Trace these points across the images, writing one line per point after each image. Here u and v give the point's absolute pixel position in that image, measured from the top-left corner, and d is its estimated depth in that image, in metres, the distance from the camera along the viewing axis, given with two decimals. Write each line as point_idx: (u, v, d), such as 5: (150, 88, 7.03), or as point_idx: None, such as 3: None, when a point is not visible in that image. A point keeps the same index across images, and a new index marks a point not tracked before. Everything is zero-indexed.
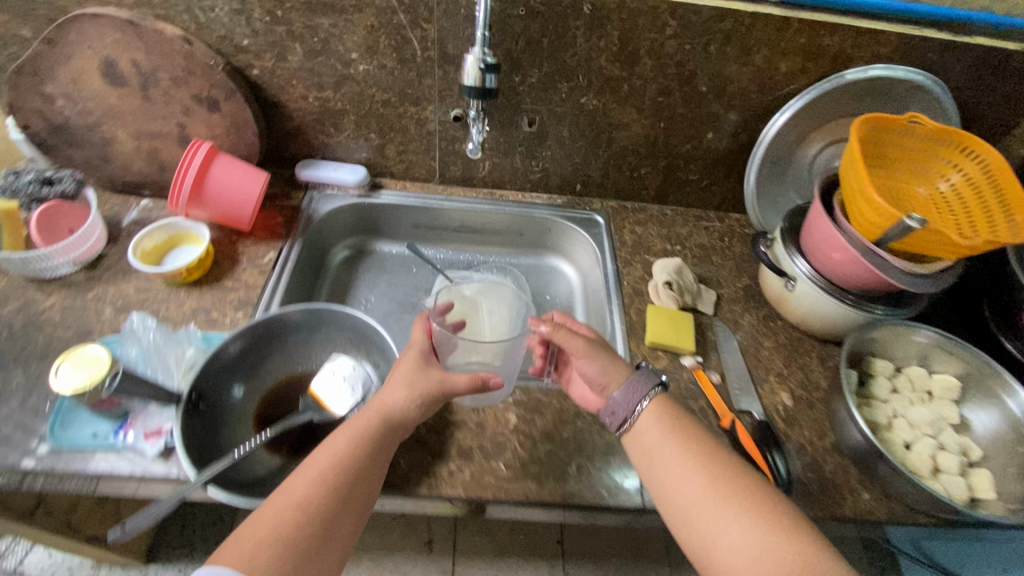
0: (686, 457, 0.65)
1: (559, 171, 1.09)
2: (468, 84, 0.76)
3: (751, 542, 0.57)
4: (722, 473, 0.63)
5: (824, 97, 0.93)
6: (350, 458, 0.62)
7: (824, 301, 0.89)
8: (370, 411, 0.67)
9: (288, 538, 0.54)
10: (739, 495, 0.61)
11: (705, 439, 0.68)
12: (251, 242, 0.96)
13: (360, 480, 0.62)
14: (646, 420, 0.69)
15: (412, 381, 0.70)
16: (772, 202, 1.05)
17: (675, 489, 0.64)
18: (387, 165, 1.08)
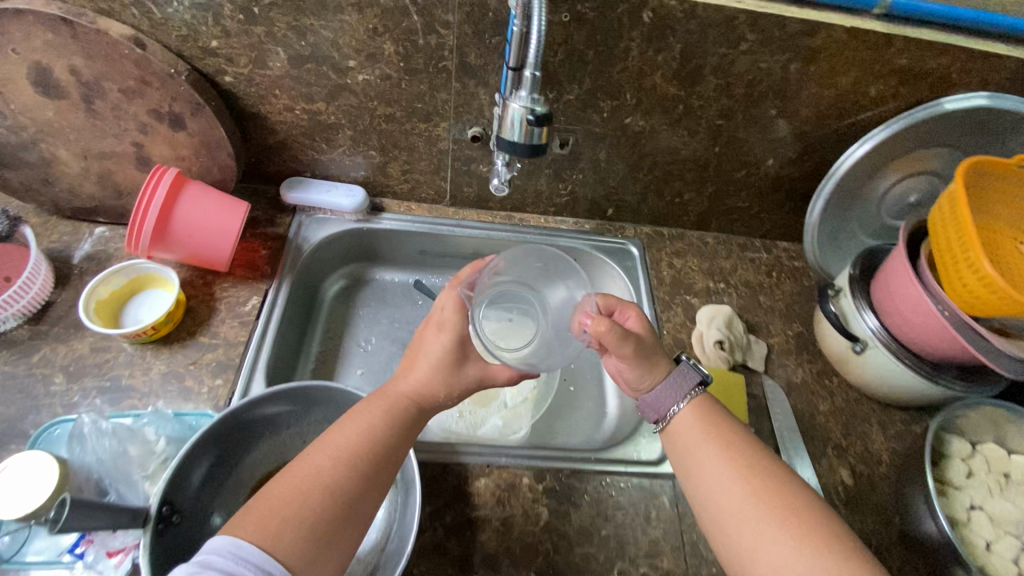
0: (724, 455, 0.60)
1: (590, 194, 0.94)
2: (510, 139, 0.57)
3: (789, 552, 0.51)
4: (758, 467, 0.58)
5: (914, 127, 0.78)
6: (362, 446, 0.57)
7: (898, 369, 0.78)
8: (400, 396, 0.63)
9: (297, 517, 0.50)
10: (777, 497, 0.55)
11: (739, 433, 0.62)
12: (231, 284, 0.81)
13: (374, 469, 0.57)
14: (683, 415, 0.64)
15: (445, 375, 0.66)
16: (833, 239, 0.92)
17: (708, 491, 0.59)
18: (389, 184, 0.91)
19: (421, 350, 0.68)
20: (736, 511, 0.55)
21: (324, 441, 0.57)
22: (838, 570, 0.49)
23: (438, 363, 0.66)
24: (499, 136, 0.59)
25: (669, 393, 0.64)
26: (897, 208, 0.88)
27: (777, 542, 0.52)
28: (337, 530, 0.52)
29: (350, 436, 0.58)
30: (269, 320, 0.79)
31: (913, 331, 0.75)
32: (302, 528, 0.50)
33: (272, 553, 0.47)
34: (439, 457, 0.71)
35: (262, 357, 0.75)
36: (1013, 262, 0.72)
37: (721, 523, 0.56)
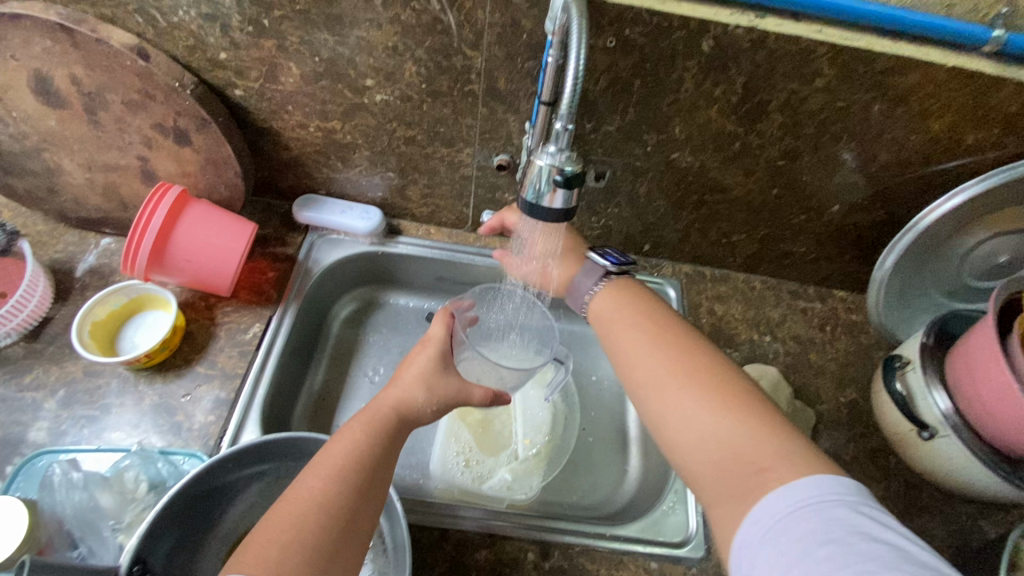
0: (639, 330, 0.62)
1: (625, 229, 0.85)
2: (527, 199, 0.47)
3: (703, 413, 0.52)
4: (673, 340, 0.59)
5: (1016, 183, 0.66)
6: (352, 459, 0.50)
7: (973, 465, 0.67)
8: (383, 405, 0.56)
9: (298, 542, 0.44)
10: (688, 360, 0.56)
11: (658, 308, 0.65)
12: (233, 308, 0.76)
13: (370, 479, 0.50)
14: (599, 300, 0.68)
15: (429, 381, 0.60)
16: (901, 296, 0.81)
17: (631, 364, 0.60)
18: (407, 207, 0.85)
19: (407, 364, 0.62)
20: (653, 383, 0.57)
21: (313, 464, 0.50)
22: (750, 424, 0.49)
23: (427, 372, 0.60)
24: (519, 192, 0.49)
25: (587, 277, 0.70)
26: (982, 270, 0.76)
27: (691, 410, 0.52)
28: (345, 542, 0.46)
29: (339, 449, 0.51)
30: (270, 353, 0.74)
31: (994, 423, 0.64)
32: (301, 556, 0.43)
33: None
34: (437, 517, 0.66)
35: (258, 394, 0.70)
36: None
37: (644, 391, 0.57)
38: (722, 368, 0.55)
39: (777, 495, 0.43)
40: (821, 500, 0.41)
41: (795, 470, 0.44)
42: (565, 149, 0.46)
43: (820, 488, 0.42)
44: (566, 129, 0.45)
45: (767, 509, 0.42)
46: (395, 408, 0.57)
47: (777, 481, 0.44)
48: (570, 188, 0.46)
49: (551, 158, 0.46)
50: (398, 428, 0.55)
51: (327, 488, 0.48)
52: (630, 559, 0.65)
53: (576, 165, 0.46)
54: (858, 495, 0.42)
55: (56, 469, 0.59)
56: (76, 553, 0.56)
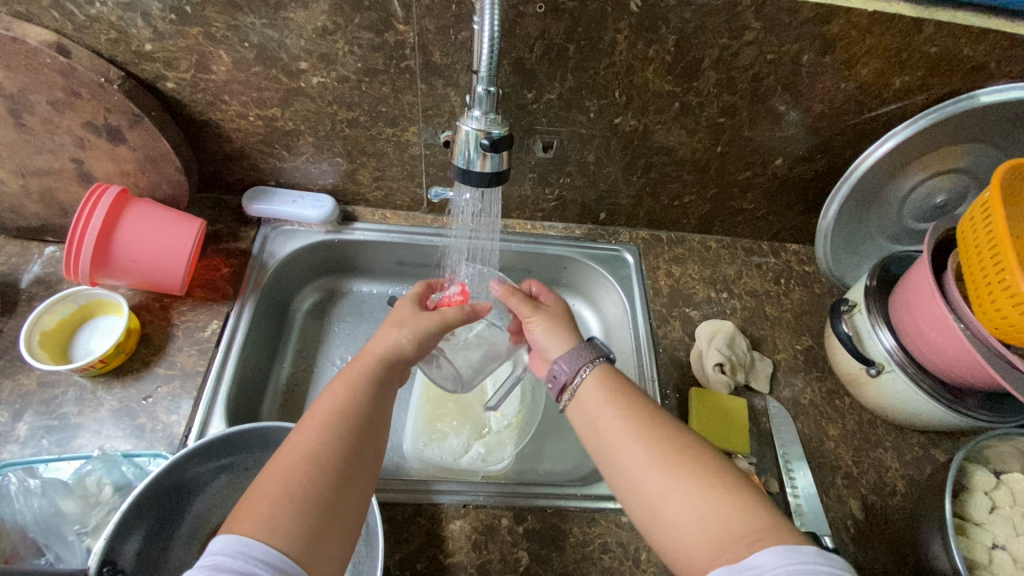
0: (618, 414, 0.56)
1: (579, 199, 0.86)
2: (459, 166, 0.48)
3: (693, 503, 0.47)
4: (656, 423, 0.55)
5: (943, 125, 0.69)
6: (342, 415, 0.52)
7: (916, 396, 0.71)
8: (369, 356, 0.59)
9: (291, 496, 0.44)
10: (675, 452, 0.51)
11: (643, 397, 0.59)
12: (189, 307, 0.76)
13: (361, 439, 0.51)
14: (585, 388, 0.59)
15: (417, 335, 0.63)
16: (847, 244, 0.84)
17: (613, 449, 0.54)
18: (360, 192, 0.84)
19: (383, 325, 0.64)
20: (640, 473, 0.51)
21: (302, 423, 0.51)
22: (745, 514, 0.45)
23: (418, 328, 0.63)
24: (452, 161, 0.49)
25: (565, 362, 0.61)
26: (921, 211, 0.79)
27: (683, 498, 0.48)
28: (335, 501, 0.46)
29: (328, 405, 0.53)
30: (230, 348, 0.73)
31: (936, 354, 0.67)
32: (295, 504, 0.44)
33: (274, 546, 0.41)
34: (409, 494, 0.66)
35: (222, 390, 0.70)
36: None
37: (626, 481, 0.52)
38: (706, 449, 0.52)
39: (764, 559, 0.40)
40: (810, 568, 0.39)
41: (796, 552, 0.40)
42: (492, 112, 0.47)
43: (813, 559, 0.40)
44: (489, 92, 0.46)
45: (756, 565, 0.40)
46: (380, 356, 0.59)
47: (772, 552, 0.41)
48: (498, 152, 0.47)
49: (477, 122, 0.47)
50: (381, 377, 0.58)
51: (316, 444, 0.49)
52: (600, 515, 0.67)
53: (503, 128, 0.47)
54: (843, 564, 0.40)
55: (11, 478, 0.58)
56: (43, 560, 0.56)
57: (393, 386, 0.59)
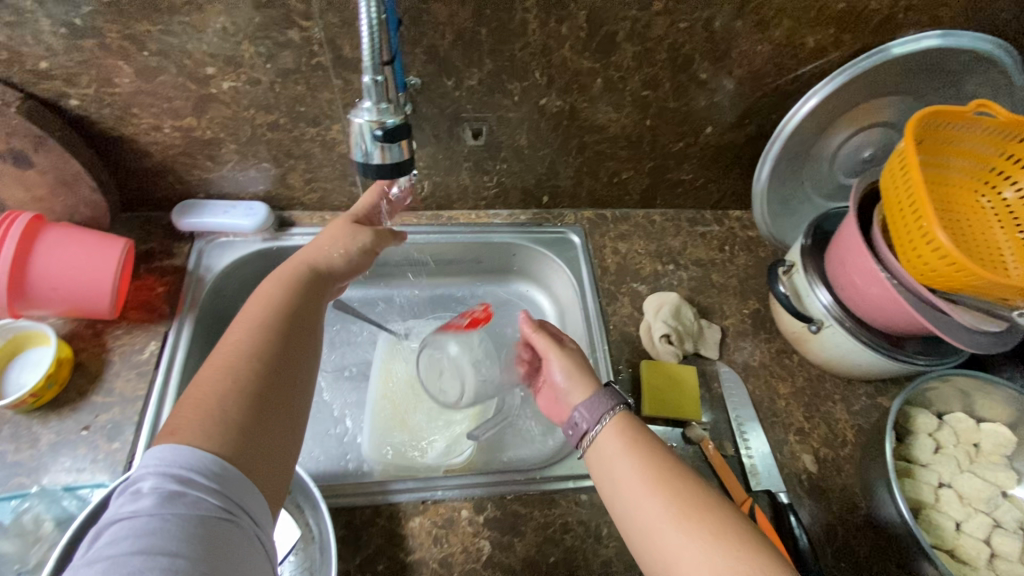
0: (638, 464, 0.55)
1: (518, 184, 0.85)
2: (359, 160, 0.48)
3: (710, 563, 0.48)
4: (675, 475, 0.55)
5: (860, 80, 0.70)
6: (273, 320, 0.56)
7: (857, 348, 0.72)
8: (295, 264, 0.62)
9: (227, 396, 0.48)
10: (694, 508, 0.51)
11: (661, 446, 0.58)
12: (125, 330, 0.73)
13: (290, 347, 0.55)
14: (604, 436, 0.58)
15: (337, 234, 0.66)
16: (784, 206, 0.85)
17: (629, 501, 0.54)
18: (294, 196, 0.82)
19: (316, 243, 0.66)
20: (659, 531, 0.51)
21: (237, 330, 0.54)
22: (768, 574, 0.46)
23: (340, 231, 0.66)
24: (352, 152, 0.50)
25: (588, 409, 0.60)
26: (851, 166, 0.81)
27: (701, 557, 0.48)
28: (268, 400, 0.50)
29: (262, 312, 0.56)
30: (172, 368, 0.72)
31: (872, 307, 0.69)
32: (233, 402, 0.48)
33: (215, 439, 0.45)
34: (367, 496, 0.65)
35: (166, 410, 0.68)
36: (973, 218, 0.67)
37: (642, 534, 0.52)
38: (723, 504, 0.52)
39: None
40: None
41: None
42: (382, 101, 0.47)
43: None
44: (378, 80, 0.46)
45: None
46: (311, 266, 0.63)
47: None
48: (397, 141, 0.48)
49: (370, 112, 0.47)
50: (312, 284, 0.62)
51: (249, 346, 0.52)
52: (560, 495, 0.68)
53: (397, 117, 0.47)
54: None
55: None
56: None
57: (319, 295, 0.62)
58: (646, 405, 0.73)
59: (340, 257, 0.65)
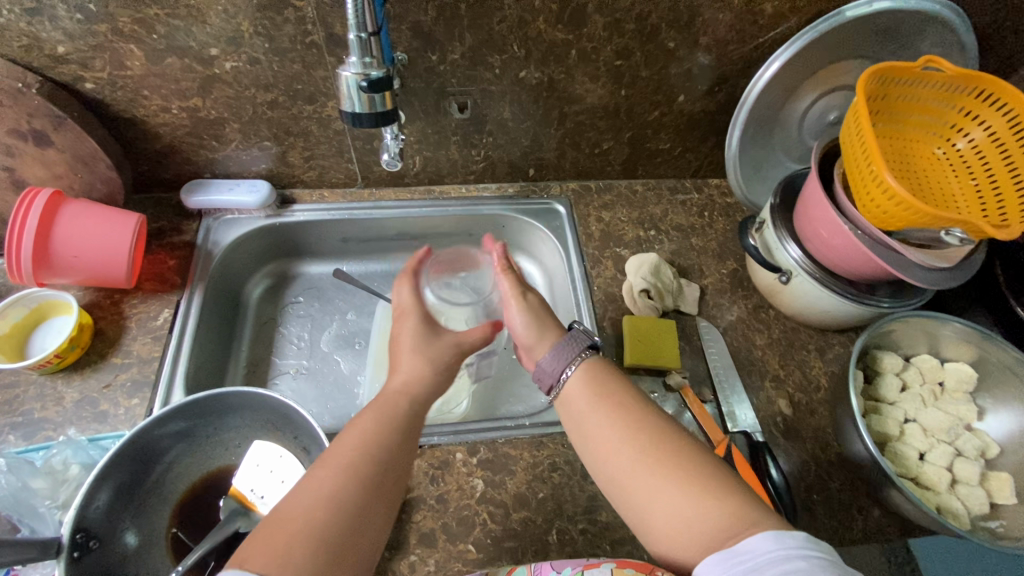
0: (614, 419, 0.56)
1: (505, 157, 0.90)
2: (348, 110, 0.58)
3: (688, 507, 0.48)
4: (648, 421, 0.56)
5: (818, 44, 0.75)
6: (366, 451, 0.52)
7: (822, 297, 0.76)
8: (393, 394, 0.58)
9: (311, 535, 0.45)
10: (666, 451, 0.52)
11: (636, 396, 0.59)
12: (140, 300, 0.79)
13: (378, 484, 0.50)
14: (573, 384, 0.60)
15: (428, 354, 0.62)
16: (756, 170, 0.89)
17: (602, 447, 0.55)
18: (294, 173, 0.88)
19: (399, 341, 0.64)
20: (634, 479, 0.52)
21: (326, 455, 0.51)
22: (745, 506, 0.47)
23: (419, 343, 0.63)
24: (341, 106, 0.59)
25: (554, 358, 0.61)
26: (818, 129, 0.85)
27: (673, 499, 0.49)
28: (347, 545, 0.46)
29: (354, 442, 0.52)
30: (184, 332, 0.77)
31: (833, 256, 0.72)
32: (311, 545, 0.44)
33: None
34: None
35: (179, 369, 0.74)
36: (927, 167, 0.72)
37: (621, 486, 0.53)
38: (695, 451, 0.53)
39: (755, 545, 0.43)
40: (783, 554, 0.42)
41: (786, 536, 0.43)
42: (366, 56, 0.55)
43: (790, 547, 0.42)
44: (360, 38, 0.54)
45: (749, 553, 0.43)
46: (410, 396, 0.59)
47: (763, 537, 0.43)
48: (379, 92, 0.57)
49: (355, 67, 0.55)
50: (410, 419, 0.57)
51: (338, 481, 0.49)
52: (548, 438, 0.73)
53: (380, 71, 0.56)
54: (820, 549, 0.42)
55: None
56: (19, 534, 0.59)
57: (415, 434, 0.57)
58: (628, 356, 0.78)
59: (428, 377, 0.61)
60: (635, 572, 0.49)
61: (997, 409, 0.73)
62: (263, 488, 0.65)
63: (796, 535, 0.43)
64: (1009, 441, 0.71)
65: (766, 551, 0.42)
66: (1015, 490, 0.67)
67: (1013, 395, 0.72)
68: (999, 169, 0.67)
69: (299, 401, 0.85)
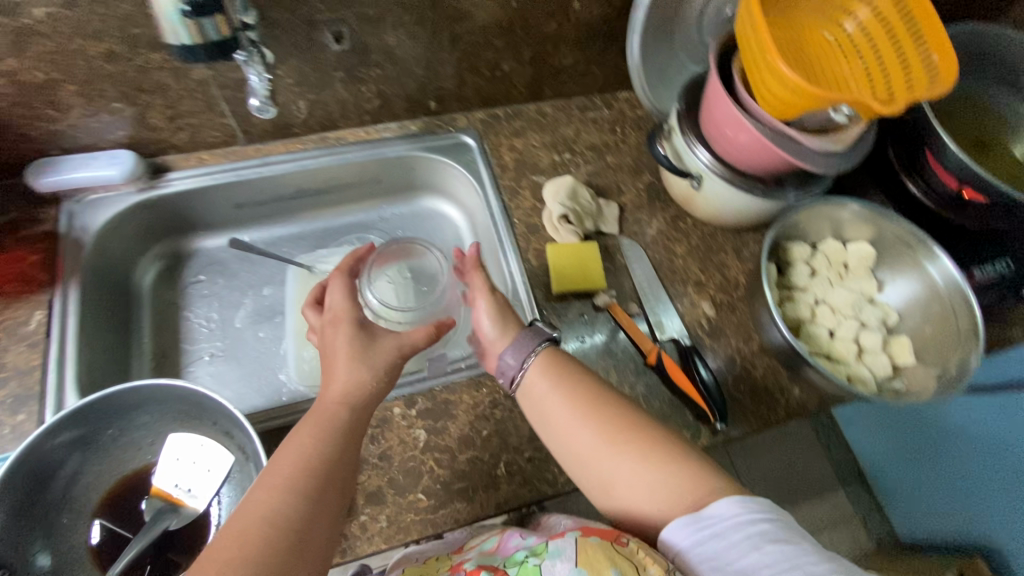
0: (571, 403, 0.56)
1: (401, 91, 0.83)
2: (179, 43, 0.53)
3: (651, 480, 0.50)
4: (600, 398, 0.57)
5: None
6: (304, 467, 0.49)
7: (732, 197, 0.77)
8: (328, 402, 0.54)
9: (245, 559, 0.42)
10: (624, 433, 0.53)
11: (591, 376, 0.59)
12: (4, 305, 0.69)
13: (318, 495, 0.48)
14: (534, 376, 0.59)
15: (366, 358, 0.57)
16: (662, 76, 0.87)
17: (562, 433, 0.56)
18: (162, 137, 0.77)
19: (334, 350, 0.57)
20: (598, 458, 0.53)
21: (264, 474, 0.48)
22: (699, 473, 0.50)
23: (357, 350, 0.57)
24: (168, 40, 0.53)
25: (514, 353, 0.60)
26: (717, 26, 0.83)
27: (637, 475, 0.51)
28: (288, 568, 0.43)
29: (289, 462, 0.49)
30: (66, 333, 0.68)
31: (741, 154, 0.72)
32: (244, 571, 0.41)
33: None
34: (299, 414, 0.68)
35: (69, 374, 0.66)
36: (821, 52, 0.72)
37: (583, 466, 0.54)
38: (655, 425, 0.54)
39: (720, 509, 0.46)
40: (745, 522, 0.45)
41: (750, 502, 0.46)
42: None
43: (754, 514, 0.45)
44: None
45: (715, 517, 0.46)
46: (344, 404, 0.54)
47: (727, 502, 0.46)
48: (209, 20, 0.51)
49: None
50: (349, 427, 0.53)
51: (272, 501, 0.46)
52: (485, 377, 0.72)
53: None
54: (779, 513, 0.46)
55: None
56: None
57: (357, 439, 0.54)
58: (556, 283, 0.78)
59: (364, 380, 0.56)
60: (599, 540, 0.47)
61: (895, 281, 0.78)
62: (188, 481, 0.60)
63: (757, 499, 0.47)
64: (907, 308, 0.77)
65: (735, 516, 0.45)
66: (913, 350, 0.74)
67: (907, 264, 0.77)
68: (884, 43, 0.68)
69: (221, 384, 0.79)
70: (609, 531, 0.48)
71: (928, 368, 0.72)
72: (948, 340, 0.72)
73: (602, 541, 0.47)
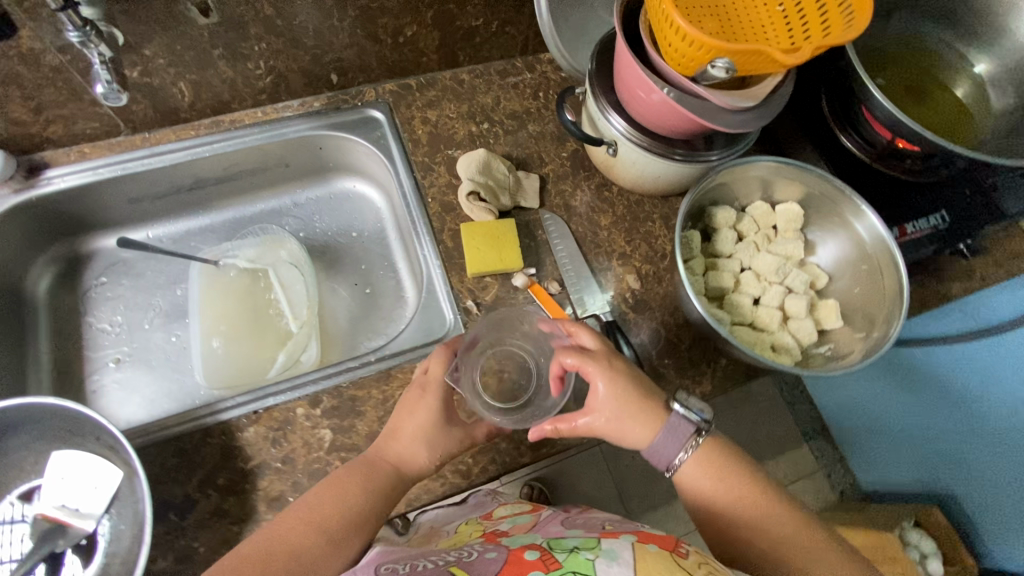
0: (737, 501, 0.55)
1: (294, 65, 0.76)
2: None
3: None
4: (765, 501, 0.55)
5: None
6: (337, 511, 0.54)
7: (650, 164, 0.72)
8: (382, 461, 0.59)
9: None
10: (789, 544, 0.52)
11: (758, 473, 0.57)
12: None
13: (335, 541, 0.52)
14: (689, 469, 0.57)
15: (428, 436, 0.60)
16: (579, 33, 0.81)
17: (715, 519, 0.56)
18: (31, 132, 0.71)
19: (408, 421, 0.61)
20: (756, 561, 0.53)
21: (303, 507, 0.54)
22: None
23: (425, 428, 0.61)
24: None
25: (668, 444, 0.56)
26: None
27: None
28: None
29: (331, 500, 0.54)
30: None
31: (654, 116, 0.67)
32: None
33: None
34: (193, 424, 0.63)
35: None
36: None
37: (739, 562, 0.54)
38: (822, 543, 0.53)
39: None
40: None
41: None
42: None
43: None
44: None
45: None
46: (393, 469, 0.59)
47: None
48: None
49: None
50: (388, 490, 0.57)
51: (302, 537, 0.51)
52: (396, 368, 0.68)
53: None
54: None
55: None
56: None
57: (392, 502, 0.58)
58: (470, 266, 0.73)
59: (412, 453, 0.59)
60: (657, 549, 0.47)
61: (825, 240, 0.75)
62: (78, 500, 0.58)
63: None
64: (837, 269, 0.74)
65: None
66: (840, 313, 0.71)
67: (836, 223, 0.73)
68: None
69: (130, 391, 0.76)
70: (666, 540, 0.48)
71: (854, 331, 0.70)
72: (874, 301, 0.69)
73: (661, 551, 0.47)
